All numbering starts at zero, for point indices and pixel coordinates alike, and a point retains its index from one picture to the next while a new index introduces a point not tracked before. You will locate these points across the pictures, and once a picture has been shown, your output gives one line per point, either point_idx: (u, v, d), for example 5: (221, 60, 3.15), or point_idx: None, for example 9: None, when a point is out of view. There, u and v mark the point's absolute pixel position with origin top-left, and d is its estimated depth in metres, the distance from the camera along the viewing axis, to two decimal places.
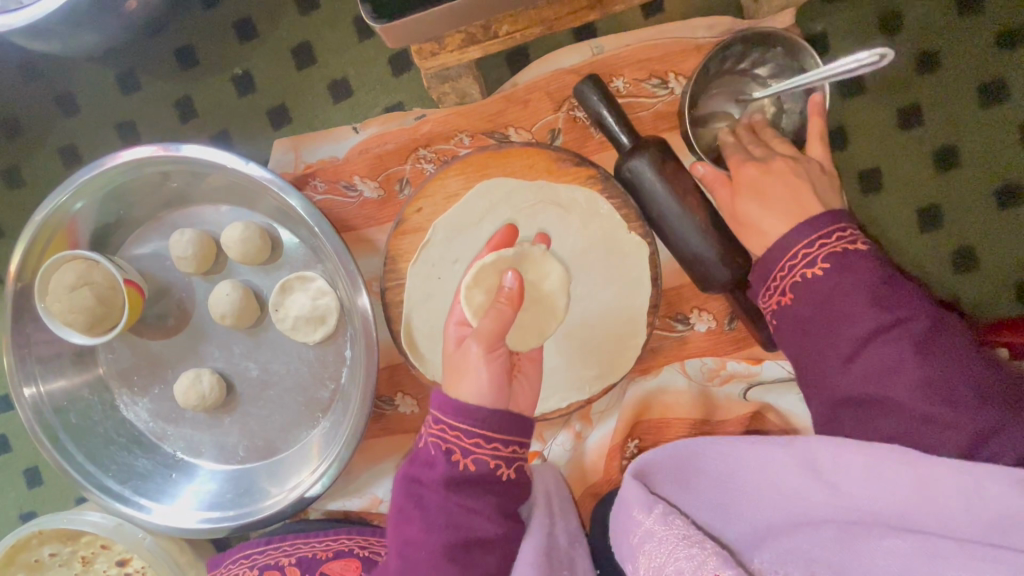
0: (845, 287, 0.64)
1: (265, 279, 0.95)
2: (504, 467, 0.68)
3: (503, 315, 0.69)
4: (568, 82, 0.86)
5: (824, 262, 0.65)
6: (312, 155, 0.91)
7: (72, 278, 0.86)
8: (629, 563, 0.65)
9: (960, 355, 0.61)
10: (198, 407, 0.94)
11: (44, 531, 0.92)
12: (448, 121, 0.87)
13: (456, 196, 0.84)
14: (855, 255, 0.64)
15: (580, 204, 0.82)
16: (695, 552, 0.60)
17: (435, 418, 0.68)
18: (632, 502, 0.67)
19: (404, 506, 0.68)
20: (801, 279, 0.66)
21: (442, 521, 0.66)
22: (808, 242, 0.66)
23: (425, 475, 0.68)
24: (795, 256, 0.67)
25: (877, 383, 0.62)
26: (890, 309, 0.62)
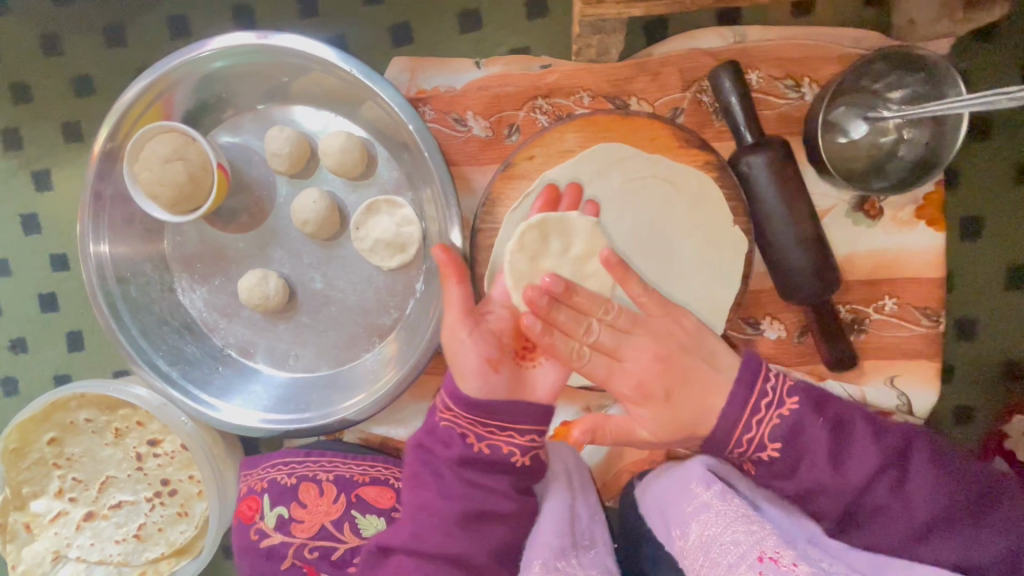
0: (804, 464, 0.69)
1: (350, 195, 0.94)
2: (520, 455, 0.74)
3: (463, 289, 0.73)
4: (705, 65, 0.84)
5: (772, 445, 0.69)
6: (428, 82, 0.89)
7: (168, 149, 0.84)
8: (680, 528, 0.74)
9: (925, 484, 0.65)
10: (259, 307, 0.94)
11: (85, 395, 0.92)
12: (575, 77, 0.86)
13: (571, 153, 0.83)
14: (791, 424, 0.69)
15: (692, 187, 0.81)
16: (755, 529, 0.67)
17: (448, 404, 0.74)
18: (693, 479, 0.77)
19: (420, 474, 0.74)
20: (759, 463, 0.71)
21: (458, 492, 0.72)
22: (744, 428, 0.70)
23: (439, 450, 0.74)
24: (740, 442, 0.71)
25: (873, 530, 0.67)
26: (851, 467, 0.67)
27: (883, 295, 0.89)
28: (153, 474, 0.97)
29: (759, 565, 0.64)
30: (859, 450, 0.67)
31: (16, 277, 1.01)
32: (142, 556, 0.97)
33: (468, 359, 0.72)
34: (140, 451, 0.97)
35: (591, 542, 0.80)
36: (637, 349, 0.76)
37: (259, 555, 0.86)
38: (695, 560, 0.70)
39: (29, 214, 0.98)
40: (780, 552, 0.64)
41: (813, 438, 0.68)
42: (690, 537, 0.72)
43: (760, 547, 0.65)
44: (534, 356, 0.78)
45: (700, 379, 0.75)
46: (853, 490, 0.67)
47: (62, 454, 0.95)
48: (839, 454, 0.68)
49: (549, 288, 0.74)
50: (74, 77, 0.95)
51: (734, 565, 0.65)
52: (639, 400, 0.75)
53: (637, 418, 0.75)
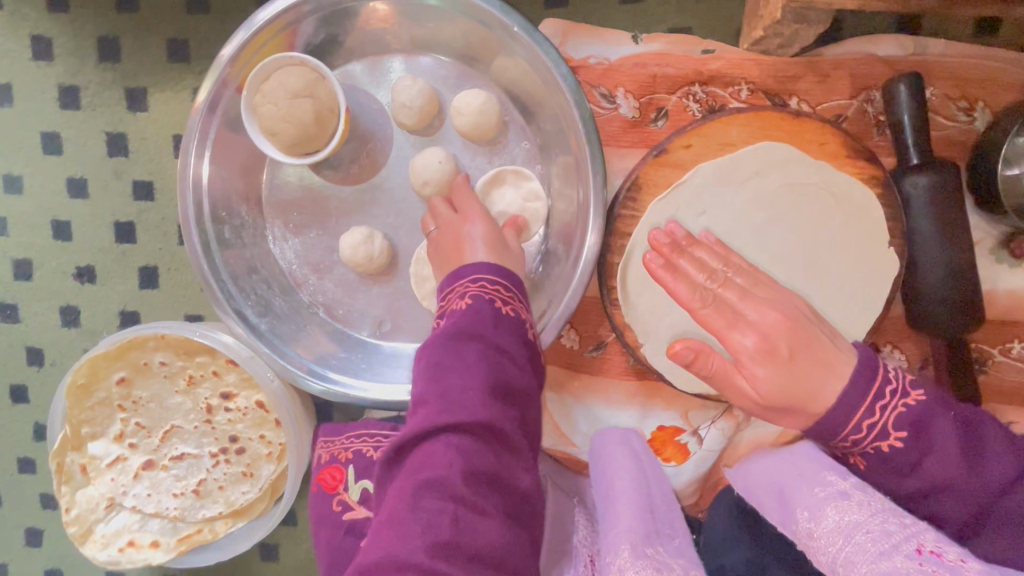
0: (932, 459, 0.64)
1: (472, 160, 0.87)
2: (534, 329, 0.70)
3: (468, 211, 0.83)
4: (878, 73, 0.80)
5: (898, 435, 0.64)
6: (578, 51, 0.83)
7: (296, 84, 0.77)
8: (810, 511, 0.70)
9: None
10: (360, 267, 0.88)
11: (165, 337, 0.85)
12: (739, 67, 0.80)
13: (730, 147, 0.77)
14: (920, 419, 0.64)
15: (855, 199, 0.77)
16: (907, 522, 0.63)
17: (473, 277, 0.71)
18: (826, 468, 0.74)
19: (439, 358, 0.63)
20: (875, 455, 0.66)
21: (481, 363, 0.62)
22: (868, 409, 0.65)
23: (461, 320, 0.67)
24: (860, 427, 0.65)
25: (1010, 545, 0.64)
26: (985, 469, 0.64)
27: (1013, 338, 0.86)
28: (222, 429, 0.91)
29: (919, 557, 0.59)
30: (995, 454, 0.64)
31: (92, 201, 0.93)
32: (199, 514, 0.90)
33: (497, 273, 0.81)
34: (211, 403, 0.90)
35: (674, 531, 0.79)
36: (748, 335, 0.71)
37: (339, 528, 0.81)
38: (832, 545, 0.66)
39: (117, 134, 0.90)
40: (941, 547, 0.60)
41: (943, 436, 0.64)
42: (822, 522, 0.68)
43: (917, 540, 0.61)
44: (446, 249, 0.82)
45: (818, 342, 0.69)
46: (988, 492, 0.64)
47: (129, 396, 0.88)
48: (972, 454, 0.64)
49: (674, 232, 0.76)
50: None
51: (886, 552, 0.61)
52: (759, 357, 0.70)
53: (750, 375, 0.70)
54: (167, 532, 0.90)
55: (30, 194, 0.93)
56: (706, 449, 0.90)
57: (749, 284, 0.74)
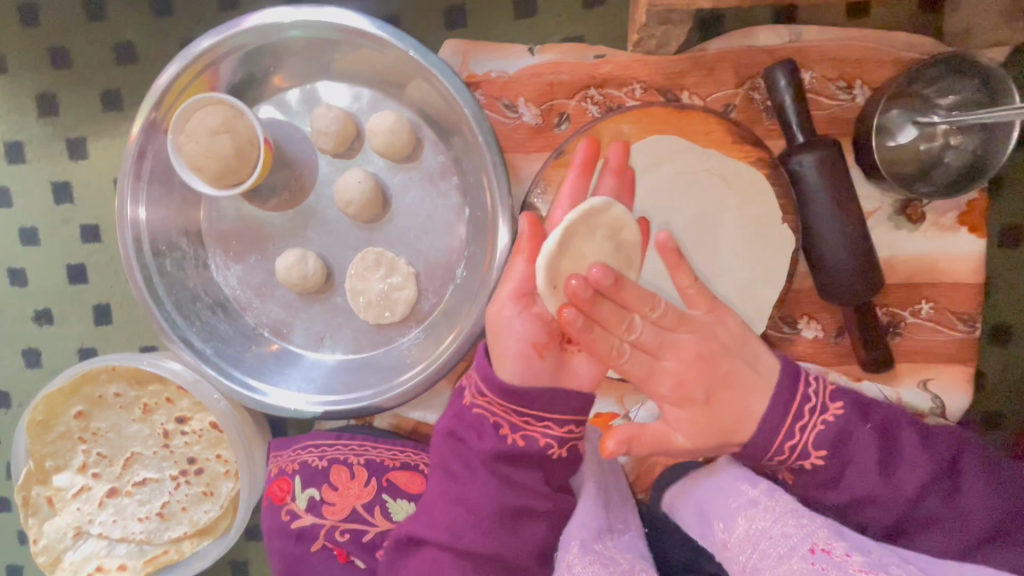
0: (846, 473, 0.69)
1: (394, 177, 0.93)
2: (555, 447, 0.72)
3: (527, 267, 0.73)
4: (759, 62, 0.85)
5: (818, 456, 0.68)
6: (480, 66, 0.88)
7: (215, 122, 0.83)
8: (724, 521, 0.75)
9: (978, 487, 0.67)
10: (296, 287, 0.93)
11: (116, 369, 0.90)
12: (630, 68, 0.86)
13: (625, 144, 0.82)
14: (838, 435, 0.68)
15: (743, 182, 0.82)
16: (805, 522, 0.68)
17: (483, 390, 0.71)
18: (738, 475, 0.77)
19: (452, 466, 0.73)
20: (799, 474, 0.71)
21: (492, 492, 0.71)
22: (788, 434, 0.68)
23: (474, 443, 0.72)
24: (782, 449, 0.69)
25: (929, 539, 0.68)
26: (898, 475, 0.68)
27: (921, 298, 0.90)
28: (179, 452, 0.96)
29: (811, 556, 0.64)
30: (905, 458, 0.68)
31: (44, 247, 0.98)
32: (164, 536, 0.94)
33: (510, 346, 0.71)
34: (168, 428, 0.95)
35: (625, 527, 0.82)
36: (664, 382, 0.71)
37: (289, 536, 0.86)
38: (742, 553, 0.70)
39: (61, 183, 0.96)
40: (832, 545, 0.65)
41: (860, 449, 0.68)
42: (733, 531, 0.73)
43: (811, 540, 0.66)
44: (580, 342, 0.73)
45: (740, 382, 0.70)
46: (906, 495, 0.67)
47: (88, 428, 0.93)
48: (884, 463, 0.68)
49: (596, 280, 0.65)
50: (117, 45, 0.93)
51: (785, 555, 0.66)
52: (675, 402, 0.70)
53: (672, 420, 0.70)
54: (135, 555, 0.95)
55: None
56: None
57: (672, 323, 0.70)
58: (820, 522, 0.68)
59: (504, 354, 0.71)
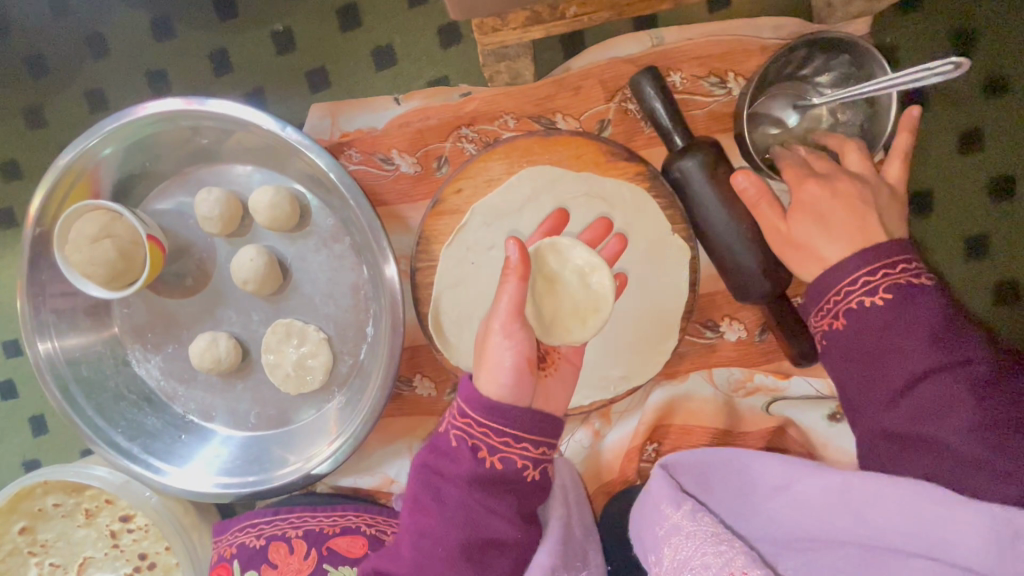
0: (899, 325, 0.60)
1: (289, 247, 0.92)
2: (531, 469, 0.70)
3: (519, 290, 0.71)
4: (625, 72, 0.82)
5: (886, 293, 0.62)
6: (349, 124, 0.87)
7: (93, 229, 0.83)
8: (654, 553, 0.72)
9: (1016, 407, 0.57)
10: (212, 370, 0.93)
11: (49, 482, 0.91)
12: (495, 102, 0.84)
13: (498, 182, 0.81)
14: (915, 291, 0.61)
15: (625, 201, 0.79)
16: (724, 550, 0.66)
17: (462, 412, 0.70)
18: (664, 499, 0.74)
19: (424, 496, 0.70)
20: (853, 308, 0.63)
21: (463, 520, 0.68)
22: (870, 270, 0.63)
23: (450, 468, 0.70)
24: (855, 282, 0.63)
25: (930, 424, 0.59)
26: (948, 351, 0.59)
27: None
28: (130, 549, 0.97)
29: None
30: (963, 343, 0.59)
31: None
32: None
33: (505, 358, 0.70)
34: (114, 528, 0.96)
35: (583, 564, 0.78)
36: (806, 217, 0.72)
37: None
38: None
39: None
40: (746, 573, 0.62)
41: (921, 313, 0.60)
42: (663, 562, 0.71)
43: (729, 567, 0.63)
44: (550, 366, 0.76)
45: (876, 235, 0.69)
46: (937, 374, 0.58)
47: (36, 541, 0.94)
48: (948, 331, 0.59)
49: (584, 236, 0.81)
50: (3, 164, 0.94)
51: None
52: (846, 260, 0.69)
53: None
54: None
55: None
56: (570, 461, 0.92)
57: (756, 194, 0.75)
58: (740, 548, 0.66)
59: (503, 365, 0.69)
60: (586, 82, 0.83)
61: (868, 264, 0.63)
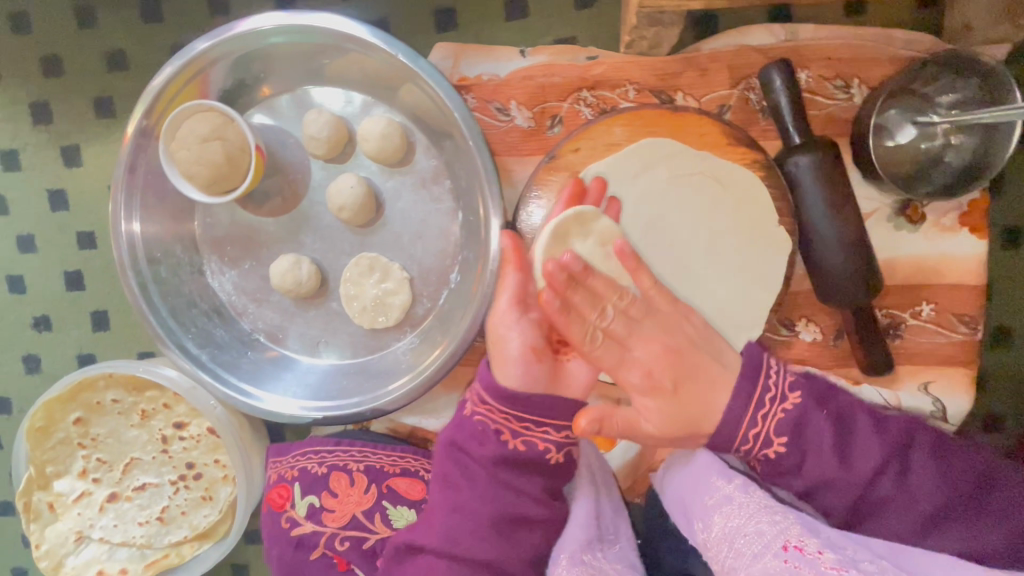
0: (809, 454, 0.67)
1: (387, 182, 0.92)
2: (554, 451, 0.73)
3: (518, 278, 0.75)
4: (754, 61, 0.83)
5: (778, 438, 0.67)
6: (471, 69, 0.87)
7: (206, 129, 0.83)
8: (702, 520, 0.75)
9: (929, 472, 0.64)
10: (291, 292, 0.93)
11: (113, 376, 0.91)
12: (622, 69, 0.84)
13: (617, 147, 0.81)
14: (791, 418, 0.67)
15: (739, 186, 0.80)
16: (778, 519, 0.68)
17: (482, 399, 0.72)
18: (714, 471, 0.77)
19: (451, 473, 0.73)
20: (763, 462, 0.70)
21: (489, 496, 0.71)
22: (751, 420, 0.68)
23: (474, 450, 0.72)
24: (747, 439, 0.69)
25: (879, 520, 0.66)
26: (855, 463, 0.66)
27: (920, 300, 0.89)
28: (178, 457, 0.97)
29: (784, 554, 0.63)
30: (863, 446, 0.66)
31: (41, 254, 0.99)
32: (164, 540, 0.96)
33: (512, 346, 0.73)
34: (166, 434, 0.96)
35: (616, 537, 0.80)
36: (633, 371, 0.73)
37: (289, 544, 0.87)
38: (720, 552, 0.70)
39: (57, 189, 0.97)
40: (804, 540, 0.64)
41: (820, 431, 0.67)
42: (711, 530, 0.73)
43: (784, 536, 0.65)
44: (570, 351, 0.76)
45: (705, 370, 0.72)
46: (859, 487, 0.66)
47: (87, 434, 0.94)
48: (844, 444, 0.67)
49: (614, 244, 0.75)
50: (109, 53, 0.93)
51: (759, 553, 0.65)
52: (647, 391, 0.72)
53: (642, 408, 0.72)
54: (136, 559, 0.95)
55: None
56: (633, 434, 0.93)
57: (638, 313, 0.75)
58: (794, 517, 0.68)
59: (509, 356, 0.72)
60: (716, 65, 0.84)
61: (745, 407, 0.68)
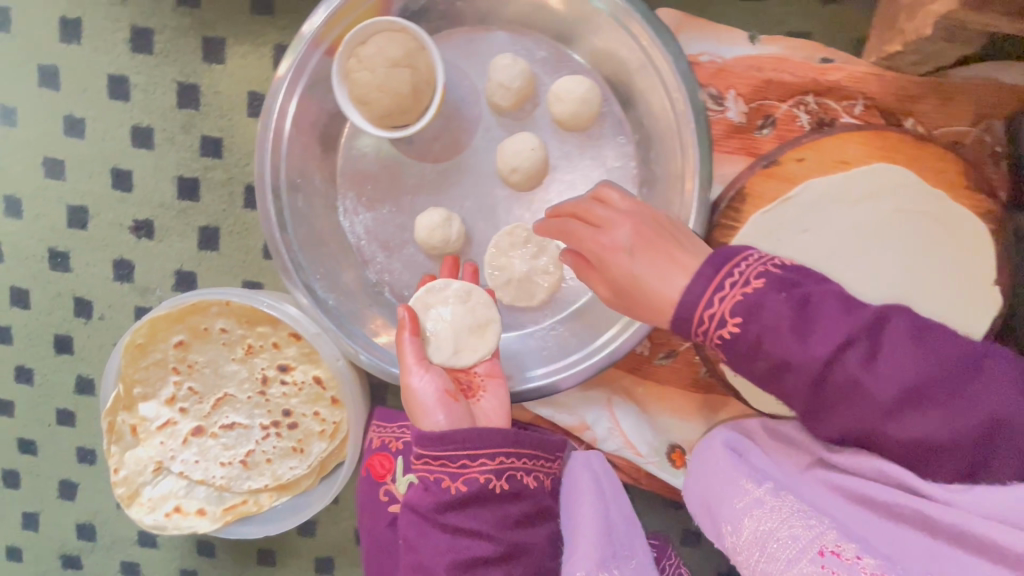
0: (778, 336, 0.58)
1: (562, 150, 0.83)
2: (494, 479, 0.70)
3: (415, 343, 0.77)
4: (1005, 102, 0.75)
5: (732, 318, 0.59)
6: (691, 45, 0.78)
7: (396, 53, 0.73)
8: (730, 526, 0.69)
9: (902, 359, 0.56)
10: (435, 251, 0.84)
11: (229, 305, 0.83)
12: (861, 81, 0.76)
13: (845, 165, 0.75)
14: (756, 295, 0.59)
15: (964, 235, 0.74)
16: (813, 523, 0.64)
17: (415, 454, 0.71)
18: (742, 474, 0.72)
19: (409, 536, 0.72)
20: (774, 367, 0.59)
21: (447, 546, 0.69)
22: (711, 301, 0.60)
23: (419, 502, 0.71)
24: (702, 320, 0.61)
25: (924, 441, 0.56)
26: (813, 343, 0.57)
27: None
28: (275, 402, 0.89)
29: (821, 559, 0.60)
30: (822, 322, 0.57)
31: (156, 152, 0.89)
32: (244, 485, 0.88)
33: (427, 395, 0.73)
34: (267, 374, 0.87)
35: (631, 552, 0.79)
36: (626, 255, 0.66)
37: (384, 518, 0.82)
38: (750, 556, 0.65)
39: (189, 84, 0.86)
40: (840, 545, 0.61)
41: (775, 307, 0.58)
42: (741, 533, 0.67)
43: (820, 542, 0.62)
44: (472, 392, 0.78)
45: (667, 243, 0.66)
46: (853, 382, 0.56)
47: (185, 360, 0.86)
48: (805, 322, 0.58)
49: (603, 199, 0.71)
50: None
51: (794, 560, 0.61)
52: (635, 252, 0.66)
53: (642, 260, 0.66)
54: (214, 500, 0.88)
55: (92, 139, 0.89)
56: None
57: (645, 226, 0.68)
58: (827, 522, 0.65)
59: (427, 408, 0.72)
60: (962, 96, 0.75)
61: (706, 283, 0.60)
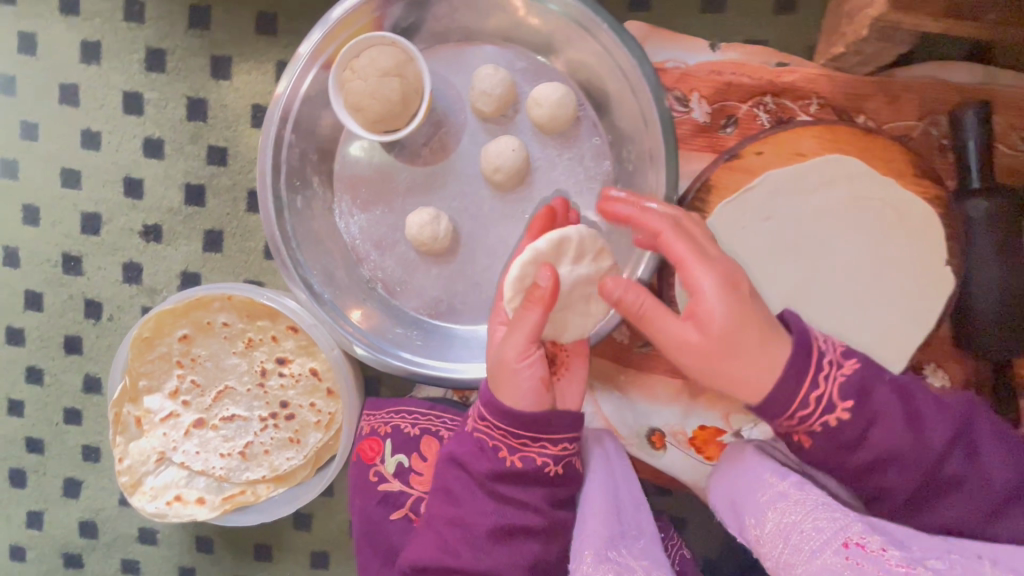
0: (878, 427, 0.61)
1: (542, 151, 0.90)
2: (552, 463, 0.71)
3: (539, 320, 0.68)
4: (948, 98, 0.81)
5: (844, 404, 0.61)
6: (657, 54, 0.86)
7: (387, 63, 0.80)
8: (753, 517, 0.69)
9: (993, 456, 0.62)
10: (424, 247, 0.89)
11: (231, 299, 0.89)
12: (815, 82, 0.82)
13: (801, 157, 0.81)
14: (856, 377, 0.62)
15: (914, 218, 0.79)
16: (838, 516, 0.63)
17: (485, 414, 0.71)
18: (767, 468, 0.73)
19: (453, 488, 0.73)
20: (827, 436, 0.62)
21: (490, 510, 0.70)
22: (813, 387, 0.61)
23: (473, 466, 0.71)
24: (801, 406, 0.62)
25: (936, 507, 0.63)
26: (931, 435, 0.62)
27: None
28: (273, 394, 0.93)
29: (845, 551, 0.59)
30: (934, 420, 0.62)
31: (166, 162, 0.95)
32: (243, 475, 0.91)
33: (524, 383, 0.68)
34: (266, 367, 0.92)
35: (640, 533, 0.76)
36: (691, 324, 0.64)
37: (373, 497, 0.84)
38: (774, 548, 0.65)
39: (198, 99, 0.94)
40: (866, 538, 0.60)
41: (888, 401, 0.62)
42: (763, 526, 0.67)
43: (845, 534, 0.61)
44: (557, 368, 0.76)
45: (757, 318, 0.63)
46: (923, 462, 0.62)
47: (188, 353, 0.91)
48: (916, 417, 0.62)
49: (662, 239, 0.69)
50: None
51: (818, 551, 0.61)
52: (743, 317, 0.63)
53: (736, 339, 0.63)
54: (213, 490, 0.91)
55: (107, 150, 0.96)
56: None
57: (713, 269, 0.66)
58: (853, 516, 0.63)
59: (520, 390, 0.68)
60: (907, 94, 0.82)
61: (808, 375, 0.61)
